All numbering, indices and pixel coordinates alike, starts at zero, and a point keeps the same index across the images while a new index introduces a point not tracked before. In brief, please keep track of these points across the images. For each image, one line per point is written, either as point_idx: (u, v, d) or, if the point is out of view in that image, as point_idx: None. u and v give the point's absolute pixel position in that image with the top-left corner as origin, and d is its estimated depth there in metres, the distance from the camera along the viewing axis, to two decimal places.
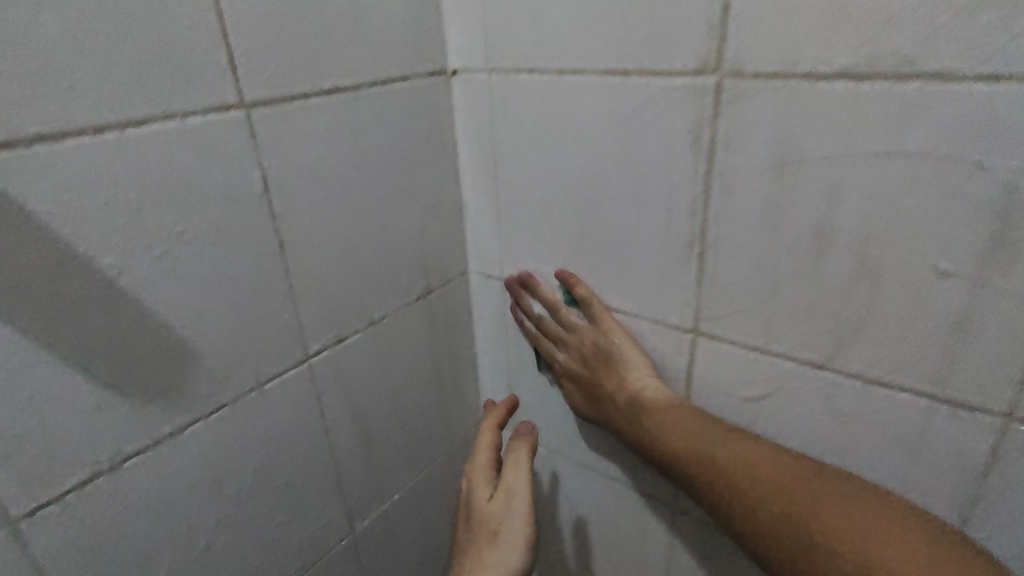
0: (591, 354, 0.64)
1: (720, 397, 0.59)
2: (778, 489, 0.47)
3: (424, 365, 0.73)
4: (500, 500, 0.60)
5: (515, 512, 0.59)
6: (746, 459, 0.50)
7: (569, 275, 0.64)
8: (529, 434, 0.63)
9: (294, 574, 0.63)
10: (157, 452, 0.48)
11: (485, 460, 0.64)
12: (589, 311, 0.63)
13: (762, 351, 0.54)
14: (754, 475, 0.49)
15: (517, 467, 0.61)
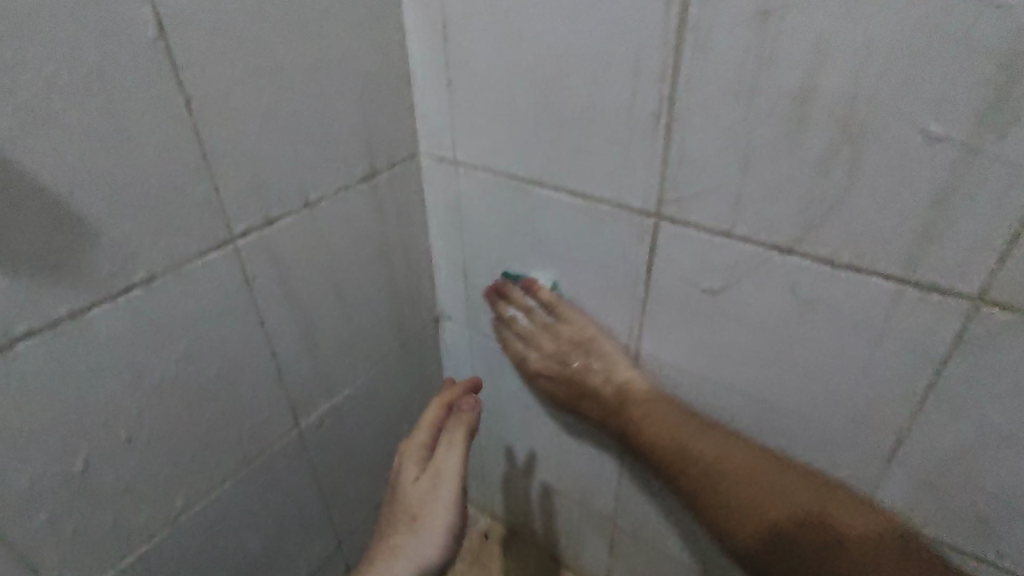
0: (569, 349, 0.65)
1: (682, 286, 0.56)
2: (740, 473, 0.54)
3: (373, 257, 0.68)
4: (427, 480, 0.59)
5: (438, 496, 0.58)
6: (714, 450, 0.55)
7: (532, 282, 0.65)
8: (470, 413, 0.62)
9: (233, 465, 0.61)
10: (55, 334, 0.43)
11: (423, 440, 0.63)
12: (555, 312, 0.65)
13: (729, 234, 0.50)
14: (716, 462, 0.55)
15: (450, 447, 0.61)
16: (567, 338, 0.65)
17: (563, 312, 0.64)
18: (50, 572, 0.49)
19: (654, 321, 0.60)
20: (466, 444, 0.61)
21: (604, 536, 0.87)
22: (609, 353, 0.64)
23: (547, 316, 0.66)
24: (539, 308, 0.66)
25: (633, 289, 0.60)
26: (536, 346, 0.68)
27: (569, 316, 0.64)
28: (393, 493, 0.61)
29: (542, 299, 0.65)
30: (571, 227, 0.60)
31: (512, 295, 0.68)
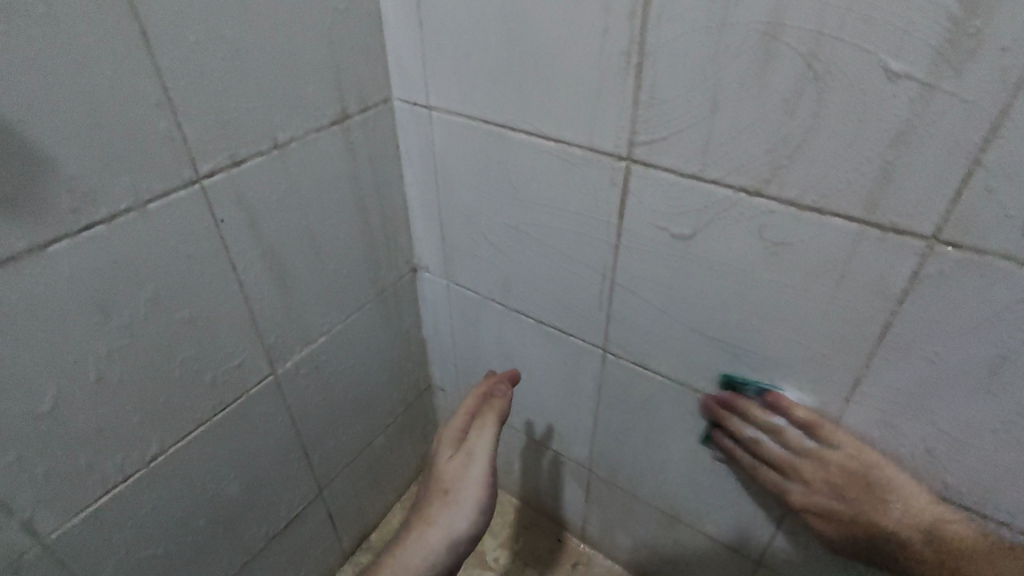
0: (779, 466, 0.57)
1: (653, 231, 0.56)
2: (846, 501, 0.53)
3: (347, 203, 0.68)
4: (462, 457, 0.60)
5: (471, 473, 0.59)
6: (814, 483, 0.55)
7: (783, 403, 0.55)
8: (502, 400, 0.64)
9: (209, 409, 0.62)
10: (15, 270, 0.43)
11: (459, 424, 0.63)
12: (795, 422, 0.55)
13: (698, 178, 0.50)
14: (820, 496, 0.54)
15: (482, 429, 0.62)
16: (824, 470, 0.54)
17: (819, 438, 0.54)
18: (25, 509, 0.50)
19: (626, 267, 0.61)
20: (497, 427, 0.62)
21: (578, 482, 0.90)
22: (885, 469, 0.52)
23: (800, 438, 0.55)
24: (785, 430, 0.56)
25: (604, 234, 0.60)
26: (795, 478, 0.56)
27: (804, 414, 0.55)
28: (430, 473, 0.62)
29: (794, 419, 0.55)
30: (545, 172, 0.60)
31: (742, 408, 0.59)
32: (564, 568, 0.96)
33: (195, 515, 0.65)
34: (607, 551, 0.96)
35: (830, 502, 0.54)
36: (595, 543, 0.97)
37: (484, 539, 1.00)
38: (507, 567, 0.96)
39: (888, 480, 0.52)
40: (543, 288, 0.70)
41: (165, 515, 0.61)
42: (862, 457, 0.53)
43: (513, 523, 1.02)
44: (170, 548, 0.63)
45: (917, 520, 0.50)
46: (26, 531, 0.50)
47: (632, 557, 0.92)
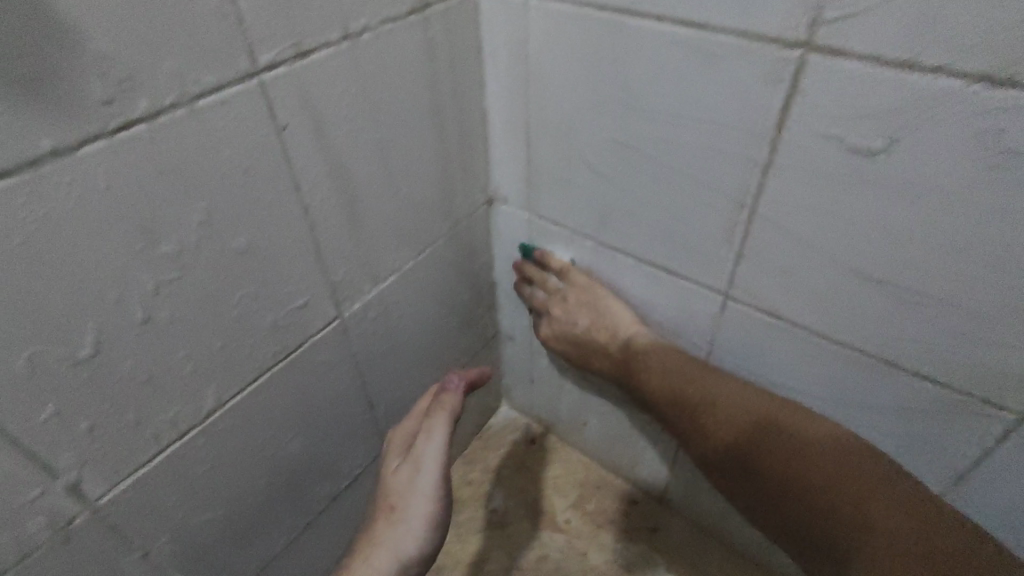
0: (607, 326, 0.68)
1: (821, 145, 0.44)
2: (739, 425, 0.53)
3: (421, 116, 0.56)
4: (407, 472, 0.60)
5: (417, 498, 0.59)
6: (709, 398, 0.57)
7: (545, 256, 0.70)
8: (455, 394, 0.63)
9: (270, 356, 0.53)
10: (39, 176, 0.33)
11: (412, 428, 0.64)
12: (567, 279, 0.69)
13: (909, 67, 0.38)
14: (717, 415, 0.55)
15: (428, 437, 0.61)
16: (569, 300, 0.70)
17: (570, 278, 0.69)
18: (70, 470, 0.42)
19: (772, 192, 0.49)
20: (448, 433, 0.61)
21: (665, 441, 0.81)
22: (609, 307, 0.67)
23: (558, 282, 0.71)
24: (547, 276, 0.72)
25: (749, 152, 0.48)
26: (546, 314, 0.74)
27: (577, 280, 0.68)
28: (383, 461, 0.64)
29: (552, 268, 0.70)
30: (675, 72, 0.48)
31: (524, 267, 0.74)
32: (642, 531, 0.89)
33: (256, 474, 0.58)
34: (691, 514, 0.88)
35: (602, 351, 0.69)
36: (677, 506, 0.89)
37: (554, 499, 0.93)
38: (578, 530, 0.89)
39: (620, 322, 0.67)
40: (653, 222, 0.59)
41: (225, 474, 0.54)
42: (592, 295, 0.67)
43: (584, 482, 0.95)
44: (230, 509, 0.57)
45: (676, 368, 0.61)
46: (74, 496, 0.43)
47: (722, 522, 0.84)
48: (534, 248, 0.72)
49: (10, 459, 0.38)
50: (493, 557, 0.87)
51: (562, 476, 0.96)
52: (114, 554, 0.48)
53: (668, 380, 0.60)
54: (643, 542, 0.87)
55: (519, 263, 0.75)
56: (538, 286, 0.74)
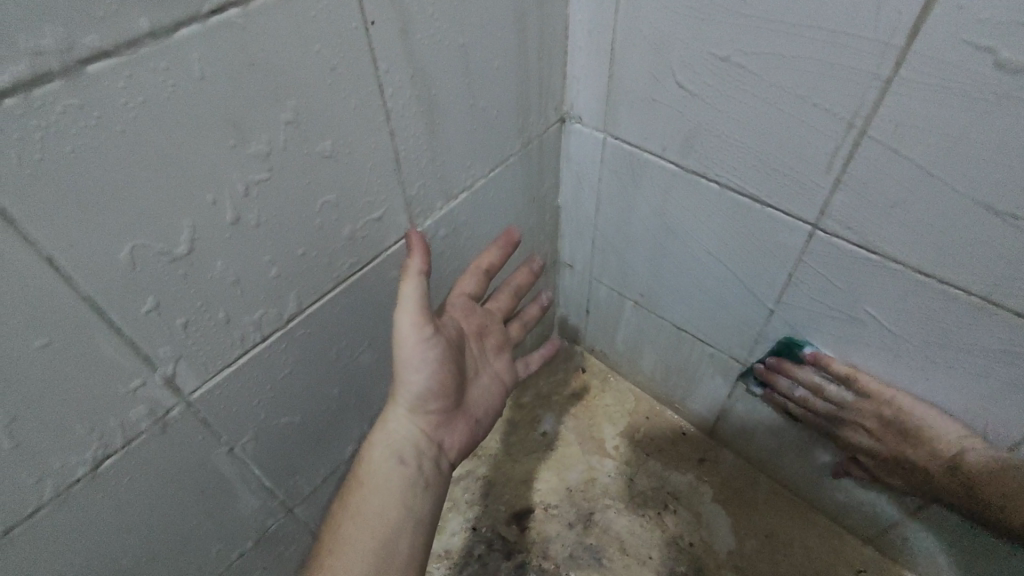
0: (882, 431, 0.62)
1: (960, 56, 0.40)
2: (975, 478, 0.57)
3: (505, 20, 0.53)
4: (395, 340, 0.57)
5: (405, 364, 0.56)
6: (935, 463, 0.59)
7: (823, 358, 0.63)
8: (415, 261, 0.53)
9: (348, 267, 0.53)
10: (139, 59, 0.32)
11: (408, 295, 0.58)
12: (851, 387, 0.62)
13: None
14: (935, 475, 0.60)
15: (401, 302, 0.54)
16: (876, 418, 0.62)
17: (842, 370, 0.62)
18: (167, 363, 0.43)
19: (889, 111, 0.45)
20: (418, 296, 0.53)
21: (724, 377, 0.80)
22: (931, 421, 0.58)
23: (834, 391, 0.64)
24: (821, 383, 0.65)
25: (870, 64, 0.44)
26: (823, 414, 0.67)
27: (871, 392, 0.61)
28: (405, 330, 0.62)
29: (834, 373, 0.63)
30: None
31: (793, 371, 0.67)
32: (690, 462, 0.90)
33: (329, 383, 0.59)
34: (741, 450, 0.88)
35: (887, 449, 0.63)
36: (726, 440, 0.89)
37: (602, 427, 0.94)
38: (626, 457, 0.90)
39: (940, 434, 0.58)
40: (743, 144, 0.55)
41: (302, 380, 0.56)
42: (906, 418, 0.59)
43: (633, 412, 0.96)
44: (305, 413, 0.58)
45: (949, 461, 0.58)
46: (169, 389, 0.45)
47: (773, 458, 0.84)
48: (802, 347, 0.65)
49: (114, 348, 0.39)
50: (542, 478, 0.89)
51: (612, 405, 0.97)
52: (205, 448, 0.50)
53: (912, 454, 0.61)
54: (691, 473, 0.88)
55: (775, 361, 0.68)
56: (796, 382, 0.67)
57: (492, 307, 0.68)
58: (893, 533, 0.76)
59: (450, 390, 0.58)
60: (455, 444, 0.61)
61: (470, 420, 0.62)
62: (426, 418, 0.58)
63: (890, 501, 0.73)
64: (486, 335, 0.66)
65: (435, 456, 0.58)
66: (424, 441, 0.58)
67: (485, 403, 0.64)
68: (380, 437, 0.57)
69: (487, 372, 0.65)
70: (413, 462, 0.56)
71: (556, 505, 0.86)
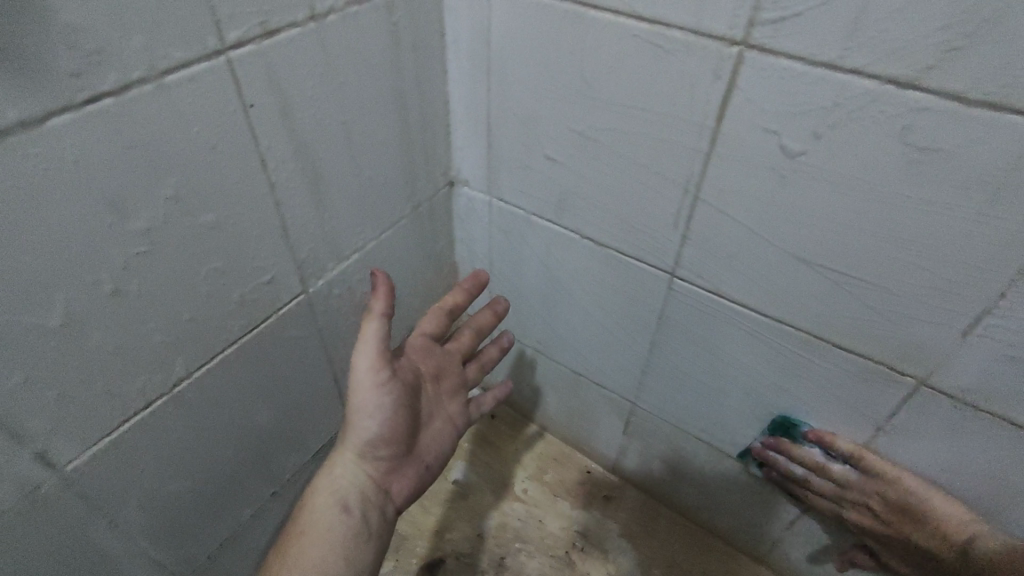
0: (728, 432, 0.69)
1: (757, 137, 0.48)
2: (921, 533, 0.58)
3: (384, 98, 0.58)
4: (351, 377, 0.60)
5: (356, 404, 0.58)
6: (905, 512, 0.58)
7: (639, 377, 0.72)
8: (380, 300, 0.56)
9: (238, 330, 0.55)
10: (8, 145, 0.34)
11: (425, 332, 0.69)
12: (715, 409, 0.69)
13: (834, 67, 0.42)
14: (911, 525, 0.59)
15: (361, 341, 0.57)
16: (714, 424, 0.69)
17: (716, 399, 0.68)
18: (38, 438, 0.43)
19: (712, 177, 0.53)
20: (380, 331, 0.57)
21: (619, 416, 0.86)
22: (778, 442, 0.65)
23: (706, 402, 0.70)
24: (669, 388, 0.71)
25: (696, 136, 0.51)
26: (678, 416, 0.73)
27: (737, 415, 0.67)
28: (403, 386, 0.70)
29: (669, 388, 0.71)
30: (626, 61, 0.51)
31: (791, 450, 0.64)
32: (595, 500, 0.94)
33: (223, 446, 0.59)
34: (642, 484, 0.93)
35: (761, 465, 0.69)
36: (629, 475, 0.94)
37: (513, 472, 0.97)
38: (536, 500, 0.93)
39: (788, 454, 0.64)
40: (606, 205, 0.62)
41: (191, 447, 0.56)
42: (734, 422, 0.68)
43: (542, 455, 0.99)
44: (196, 480, 0.58)
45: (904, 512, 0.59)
46: (41, 463, 0.44)
47: (670, 489, 0.90)
48: (800, 426, 0.63)
49: None
50: (455, 526, 0.90)
51: (521, 450, 1.00)
52: (83, 523, 0.49)
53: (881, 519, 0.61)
54: (597, 511, 0.92)
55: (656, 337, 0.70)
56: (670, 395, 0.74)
57: (454, 348, 0.71)
58: (778, 552, 0.83)
59: (402, 436, 0.60)
60: (403, 491, 0.62)
61: (421, 466, 0.64)
62: (375, 465, 0.59)
63: (772, 523, 0.79)
64: (444, 378, 0.68)
65: (380, 503, 0.60)
66: (370, 488, 0.59)
67: (437, 448, 0.66)
68: (327, 482, 0.58)
69: (442, 416, 0.67)
70: (357, 509, 0.57)
71: (467, 553, 0.87)
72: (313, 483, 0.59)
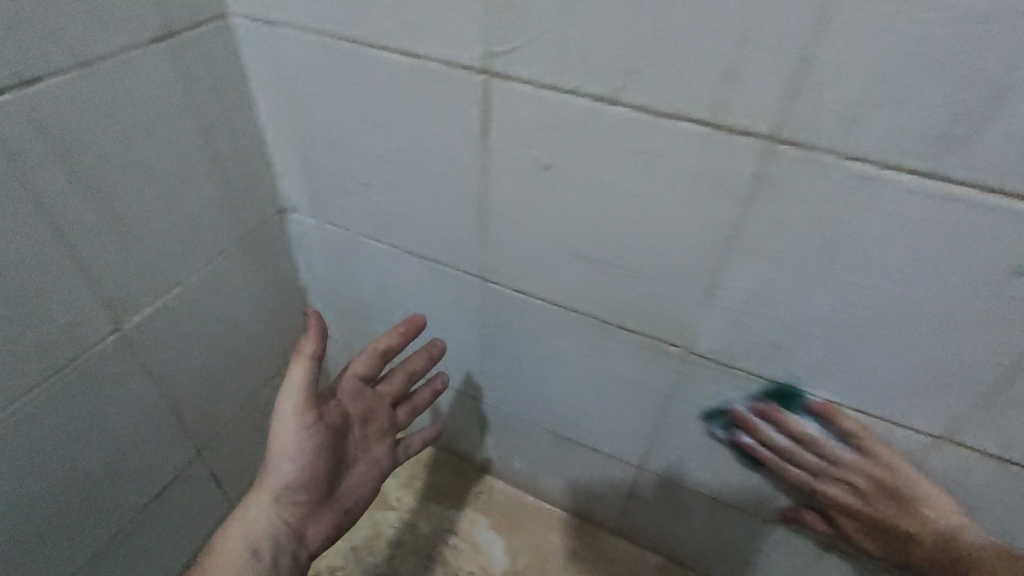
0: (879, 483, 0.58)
1: (517, 150, 0.54)
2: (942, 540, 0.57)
3: (181, 134, 0.60)
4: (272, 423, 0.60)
5: (283, 447, 0.58)
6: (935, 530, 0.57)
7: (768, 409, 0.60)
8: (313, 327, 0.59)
9: (41, 372, 0.55)
10: None
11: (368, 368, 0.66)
12: (855, 442, 0.57)
13: (558, 89, 0.49)
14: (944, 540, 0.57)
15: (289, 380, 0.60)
16: (867, 477, 0.58)
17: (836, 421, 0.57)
18: None
19: (493, 190, 0.58)
20: (311, 369, 0.60)
21: (475, 417, 0.90)
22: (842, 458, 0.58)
23: (834, 438, 0.58)
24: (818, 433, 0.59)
25: (471, 154, 0.57)
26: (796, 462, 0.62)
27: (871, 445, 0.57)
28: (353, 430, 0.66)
29: (843, 425, 0.57)
30: (400, 89, 0.56)
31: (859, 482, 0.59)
32: (467, 499, 0.98)
33: (39, 490, 0.59)
34: (509, 478, 0.98)
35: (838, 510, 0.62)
36: (497, 473, 0.99)
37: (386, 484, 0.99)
38: (409, 507, 0.96)
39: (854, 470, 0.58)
40: (416, 221, 0.67)
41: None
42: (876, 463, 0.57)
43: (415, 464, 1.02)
44: (10, 527, 0.57)
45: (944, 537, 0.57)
46: None
47: (533, 480, 0.95)
48: (449, 312, 0.74)
49: None
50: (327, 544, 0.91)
51: None
52: None
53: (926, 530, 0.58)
54: (468, 509, 0.96)
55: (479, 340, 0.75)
56: (798, 439, 0.60)
57: (384, 390, 0.69)
58: (630, 523, 0.90)
59: (323, 478, 0.61)
60: (318, 536, 0.61)
61: (339, 511, 0.63)
62: (293, 510, 0.59)
63: (618, 496, 0.86)
64: (370, 421, 0.67)
65: (294, 548, 0.59)
66: (281, 535, 0.58)
67: (357, 492, 0.65)
68: (237, 528, 0.57)
69: (365, 459, 0.66)
70: (268, 554, 0.57)
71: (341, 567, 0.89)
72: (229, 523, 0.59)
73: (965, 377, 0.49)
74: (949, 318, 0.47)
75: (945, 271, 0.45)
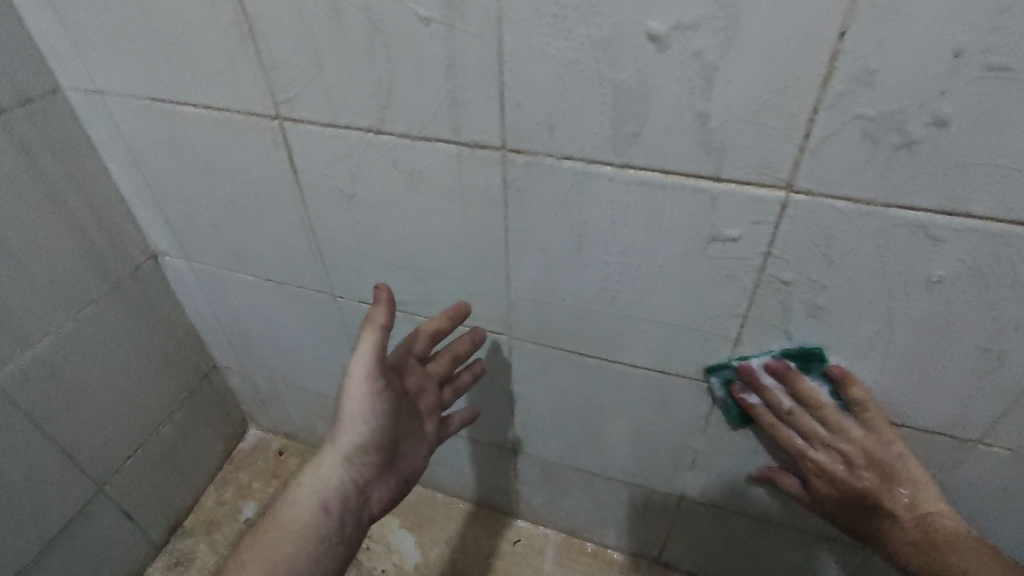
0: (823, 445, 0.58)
1: (319, 179, 0.62)
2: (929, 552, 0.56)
3: (32, 197, 0.67)
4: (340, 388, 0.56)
5: (346, 412, 0.56)
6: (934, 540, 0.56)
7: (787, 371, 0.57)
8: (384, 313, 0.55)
9: None
10: None
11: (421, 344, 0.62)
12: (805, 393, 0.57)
13: (334, 125, 0.57)
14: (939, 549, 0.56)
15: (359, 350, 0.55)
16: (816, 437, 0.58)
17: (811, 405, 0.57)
18: None
19: (314, 215, 0.66)
20: (379, 343, 0.55)
21: None
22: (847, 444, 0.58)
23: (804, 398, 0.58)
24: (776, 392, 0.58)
25: (287, 187, 0.65)
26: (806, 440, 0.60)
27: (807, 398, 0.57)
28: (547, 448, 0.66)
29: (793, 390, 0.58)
30: (215, 137, 0.64)
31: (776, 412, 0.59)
32: None
33: None
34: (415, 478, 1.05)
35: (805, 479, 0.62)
36: None
37: None
38: None
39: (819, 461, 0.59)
40: (263, 250, 0.74)
41: None
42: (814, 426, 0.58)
43: None
44: None
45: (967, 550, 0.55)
46: None
47: (435, 475, 1.02)
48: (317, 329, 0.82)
49: None
50: None
51: None
52: None
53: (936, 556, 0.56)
54: None
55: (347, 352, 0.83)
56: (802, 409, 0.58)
57: (432, 368, 0.64)
58: (523, 502, 0.97)
59: (387, 445, 0.58)
60: (381, 499, 0.60)
61: (399, 479, 0.61)
62: (360, 471, 0.57)
63: (506, 478, 0.94)
64: (422, 397, 0.63)
65: (357, 508, 0.58)
66: (353, 492, 0.57)
67: (416, 464, 0.63)
68: (308, 478, 0.56)
69: (418, 435, 0.63)
70: (336, 514, 0.56)
71: None
72: (300, 474, 0.58)
73: (712, 325, 0.59)
74: (680, 280, 0.56)
75: (663, 243, 0.54)
